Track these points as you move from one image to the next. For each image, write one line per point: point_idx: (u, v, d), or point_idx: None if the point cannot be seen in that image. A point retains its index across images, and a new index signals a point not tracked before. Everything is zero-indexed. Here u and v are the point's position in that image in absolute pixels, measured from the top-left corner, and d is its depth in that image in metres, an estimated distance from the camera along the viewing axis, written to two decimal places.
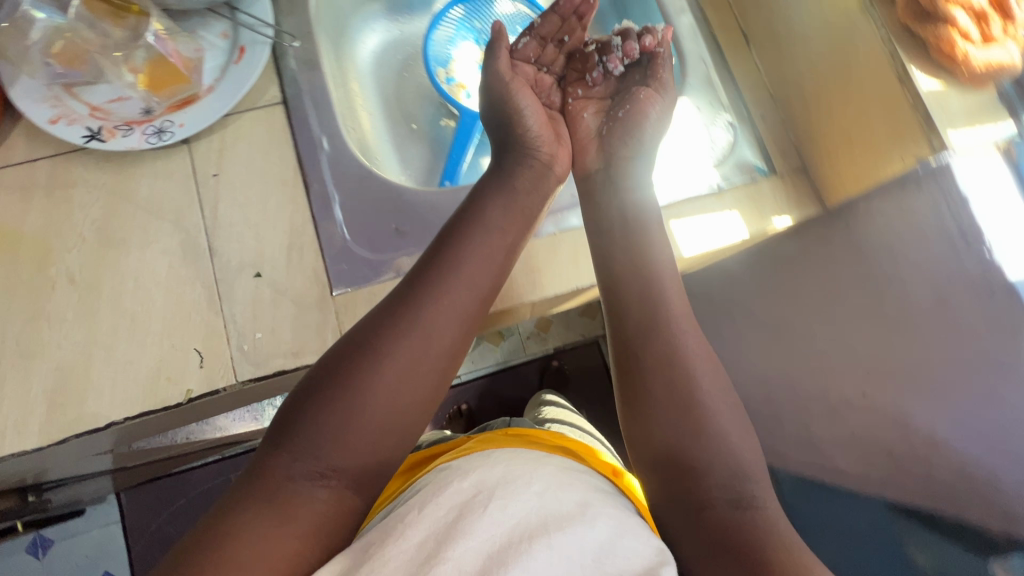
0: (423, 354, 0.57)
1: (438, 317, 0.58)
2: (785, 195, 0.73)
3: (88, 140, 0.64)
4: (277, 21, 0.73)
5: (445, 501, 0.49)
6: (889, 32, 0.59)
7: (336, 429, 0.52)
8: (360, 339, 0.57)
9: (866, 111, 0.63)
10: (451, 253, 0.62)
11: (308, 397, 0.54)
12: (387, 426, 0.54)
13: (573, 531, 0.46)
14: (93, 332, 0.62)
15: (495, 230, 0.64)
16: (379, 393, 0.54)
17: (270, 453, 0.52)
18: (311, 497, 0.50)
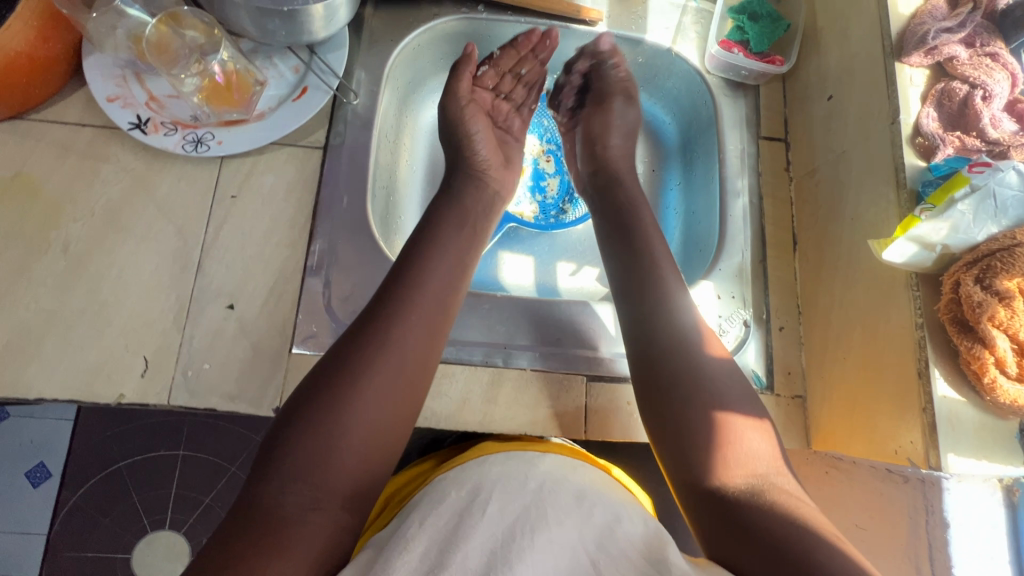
0: (397, 376, 0.53)
1: (409, 338, 0.55)
2: (773, 418, 0.69)
3: (133, 128, 0.67)
4: (348, 73, 0.75)
5: (443, 510, 0.48)
6: (925, 321, 0.54)
7: (321, 458, 0.49)
8: (337, 360, 0.54)
9: (879, 379, 0.59)
10: (427, 275, 0.59)
11: (288, 421, 0.51)
12: (371, 447, 0.51)
13: (574, 522, 0.47)
14: (64, 306, 0.64)
15: (455, 244, 0.63)
16: (355, 416, 0.50)
17: (260, 483, 0.48)
18: (310, 524, 0.47)
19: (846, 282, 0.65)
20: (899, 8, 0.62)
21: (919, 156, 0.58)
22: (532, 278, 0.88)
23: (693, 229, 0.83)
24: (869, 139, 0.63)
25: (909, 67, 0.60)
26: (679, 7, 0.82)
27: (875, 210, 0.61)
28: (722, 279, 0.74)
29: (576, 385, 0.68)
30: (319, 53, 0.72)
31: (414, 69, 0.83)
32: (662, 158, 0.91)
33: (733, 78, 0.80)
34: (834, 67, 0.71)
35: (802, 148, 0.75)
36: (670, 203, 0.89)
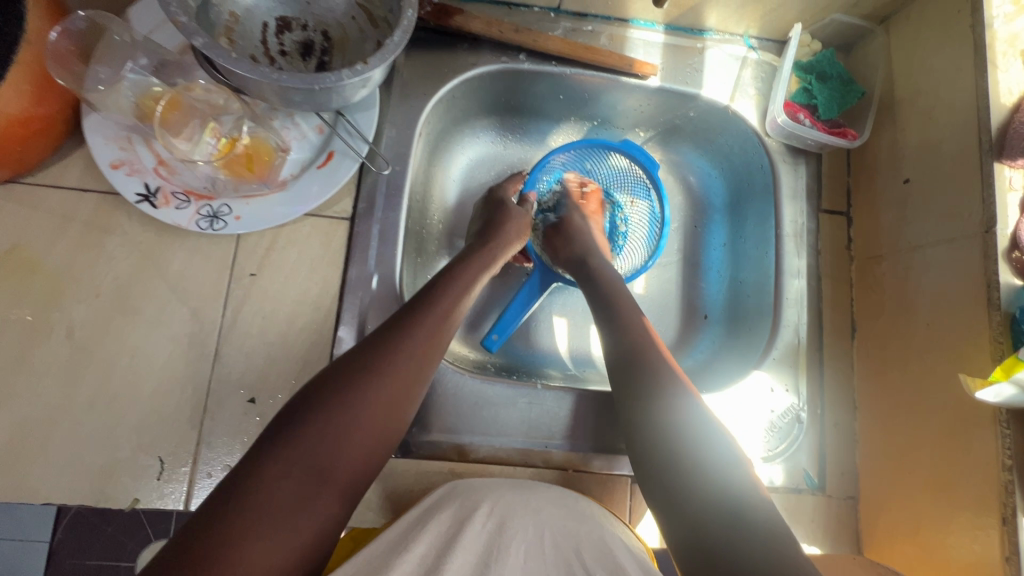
0: (413, 374, 0.51)
1: (425, 340, 0.53)
2: (826, 523, 0.64)
3: (140, 200, 0.60)
4: (378, 134, 0.68)
5: (443, 518, 0.53)
6: (1013, 462, 0.50)
7: (328, 447, 0.45)
8: (355, 354, 0.51)
9: (949, 505, 0.55)
10: (443, 287, 0.58)
11: (297, 409, 0.47)
12: (380, 446, 0.48)
13: (569, 538, 0.53)
14: (69, 399, 0.58)
15: (477, 264, 0.63)
16: (375, 409, 0.48)
17: (254, 462, 0.44)
18: (308, 511, 0.43)
19: (914, 389, 0.60)
20: (1002, 97, 0.56)
21: (1014, 273, 0.53)
22: (568, 343, 0.80)
23: (740, 301, 0.77)
24: (953, 240, 0.58)
25: (1009, 168, 0.55)
26: (739, 60, 0.75)
27: (961, 324, 0.56)
28: (776, 366, 0.68)
29: (620, 485, 0.65)
30: (347, 114, 0.66)
31: (444, 118, 0.75)
32: (706, 215, 0.84)
33: (796, 144, 0.73)
34: (912, 148, 0.65)
35: (867, 228, 0.70)
36: (714, 264, 0.82)
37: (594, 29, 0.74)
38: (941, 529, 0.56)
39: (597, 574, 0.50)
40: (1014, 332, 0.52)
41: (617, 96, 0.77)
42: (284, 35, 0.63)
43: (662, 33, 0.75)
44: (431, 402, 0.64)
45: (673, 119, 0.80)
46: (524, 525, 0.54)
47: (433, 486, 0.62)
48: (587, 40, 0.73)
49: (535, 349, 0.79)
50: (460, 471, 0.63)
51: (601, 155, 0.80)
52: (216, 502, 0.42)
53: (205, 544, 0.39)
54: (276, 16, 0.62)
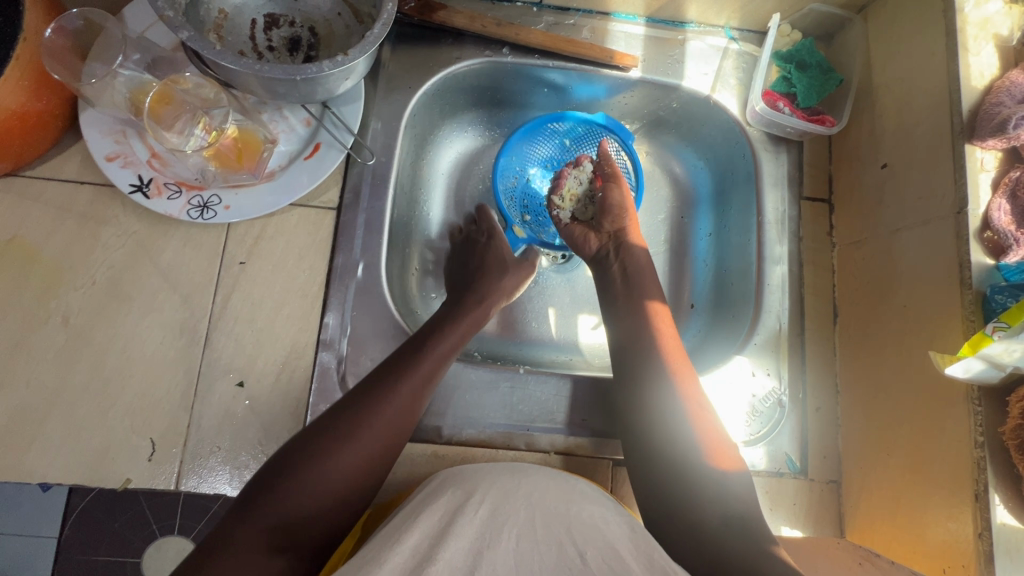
0: (387, 436, 0.53)
1: (401, 404, 0.55)
2: (806, 504, 0.65)
3: (134, 190, 0.63)
4: (364, 128, 0.70)
5: (436, 509, 0.51)
6: (985, 438, 0.50)
7: (298, 507, 0.48)
8: (327, 418, 0.53)
9: (924, 482, 0.56)
10: (424, 346, 0.60)
11: (272, 469, 0.49)
12: (345, 504, 0.50)
13: (557, 521, 0.49)
14: (65, 383, 0.60)
15: (459, 323, 0.65)
16: (341, 471, 0.50)
17: (228, 523, 0.46)
18: (274, 571, 0.45)
19: (894, 370, 0.61)
20: (973, 79, 0.57)
21: (987, 252, 0.54)
22: (556, 334, 0.81)
23: (725, 289, 0.78)
24: (928, 222, 0.59)
25: (980, 149, 0.56)
26: (720, 51, 0.76)
27: (935, 306, 0.56)
28: (758, 352, 0.69)
29: (602, 468, 0.65)
30: (333, 107, 0.68)
31: (431, 110, 0.77)
32: (691, 206, 0.85)
33: (777, 133, 0.74)
34: (890, 133, 0.65)
35: (848, 215, 0.70)
36: (699, 253, 0.83)
37: (576, 22, 0.75)
38: (922, 509, 0.56)
39: (589, 557, 0.46)
40: (986, 310, 0.52)
41: (601, 88, 0.79)
42: (272, 31, 0.66)
43: (644, 25, 0.76)
44: None
45: (658, 110, 0.81)
46: (515, 510, 0.50)
47: (417, 468, 0.63)
48: (569, 33, 0.75)
49: (520, 340, 0.79)
50: (443, 454, 0.63)
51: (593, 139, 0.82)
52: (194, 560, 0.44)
53: None
54: (264, 13, 0.65)
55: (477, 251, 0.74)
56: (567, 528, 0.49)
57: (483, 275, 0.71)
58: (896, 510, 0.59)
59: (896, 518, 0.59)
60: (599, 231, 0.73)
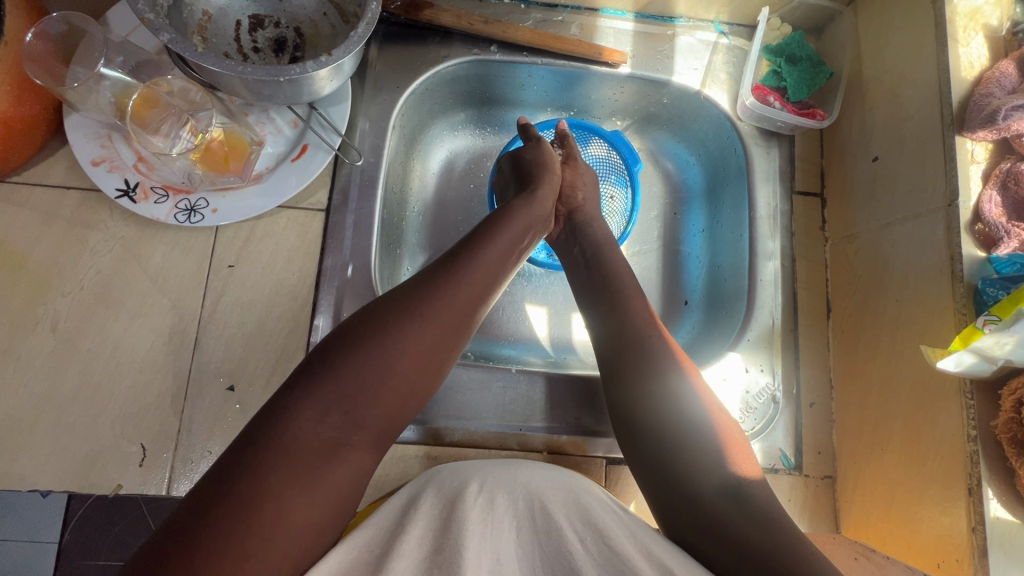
0: (451, 327, 0.50)
1: (465, 296, 0.52)
2: (801, 500, 0.65)
3: (120, 195, 0.62)
4: (351, 129, 0.70)
5: (433, 501, 0.48)
6: (976, 434, 0.50)
7: (363, 391, 0.45)
8: (390, 302, 0.50)
9: (917, 475, 0.56)
10: (486, 242, 0.56)
11: (324, 360, 0.46)
12: (409, 393, 0.48)
13: (557, 505, 0.48)
14: (55, 389, 0.60)
15: (520, 215, 0.61)
16: (405, 354, 0.47)
17: (289, 401, 0.44)
18: (340, 459, 0.44)
19: (888, 364, 0.60)
20: (963, 70, 0.57)
21: (978, 245, 0.53)
22: (549, 333, 0.81)
23: (718, 284, 0.78)
24: (920, 215, 0.58)
25: (970, 141, 0.55)
26: (710, 46, 0.76)
27: (927, 298, 0.56)
28: (751, 349, 0.69)
29: (595, 466, 0.66)
30: (320, 108, 0.67)
31: (421, 109, 0.77)
32: (683, 203, 0.85)
33: (767, 127, 0.74)
34: (881, 125, 0.65)
35: (841, 209, 0.70)
36: (693, 250, 0.83)
37: (565, 19, 0.75)
38: (916, 504, 0.56)
39: (591, 544, 0.46)
40: (977, 303, 0.52)
41: (592, 84, 0.78)
42: (257, 32, 0.65)
43: (633, 21, 0.76)
44: None
45: (649, 106, 0.81)
46: (512, 503, 0.48)
47: (410, 469, 0.63)
48: (557, 30, 0.75)
49: (513, 339, 0.79)
50: (436, 455, 0.64)
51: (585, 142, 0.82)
52: (253, 437, 0.42)
53: (234, 498, 0.39)
54: (249, 14, 0.65)
55: (529, 159, 0.70)
56: (569, 513, 0.48)
57: (533, 176, 0.68)
58: (891, 505, 0.59)
59: (891, 512, 0.59)
60: None
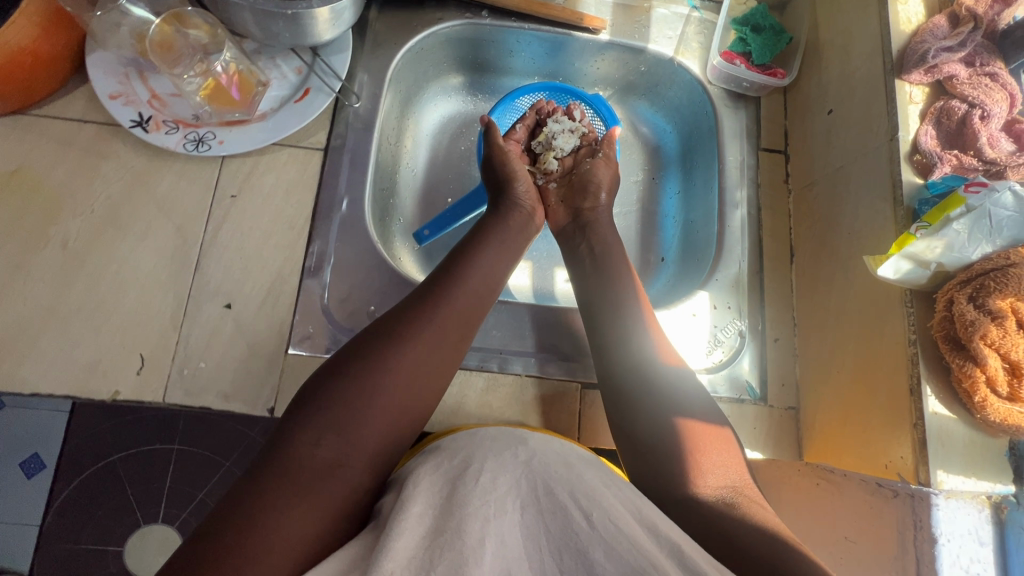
0: (432, 352, 0.57)
1: (443, 327, 0.59)
2: (765, 429, 0.69)
3: (134, 126, 0.67)
4: (350, 77, 0.75)
5: (436, 477, 0.49)
6: (918, 339, 0.54)
7: (355, 412, 0.51)
8: (377, 332, 0.57)
9: (867, 390, 0.60)
10: (461, 278, 0.63)
11: (318, 391, 0.53)
12: (399, 410, 0.53)
13: (560, 482, 0.47)
14: (60, 302, 0.64)
15: (491, 248, 0.68)
16: (391, 377, 0.53)
17: (288, 431, 0.50)
18: (338, 478, 0.48)
19: (843, 294, 0.65)
20: (901, 25, 0.63)
21: (916, 173, 0.58)
22: (533, 281, 0.85)
23: (691, 238, 0.83)
24: (866, 155, 0.64)
25: (908, 84, 0.61)
26: (683, 18, 0.83)
27: (873, 225, 0.61)
28: (719, 289, 0.74)
29: (570, 390, 0.69)
30: (322, 56, 0.73)
31: (417, 70, 0.83)
32: (661, 167, 0.90)
33: (734, 89, 0.80)
34: (834, 81, 0.71)
35: (802, 161, 0.76)
36: (669, 210, 0.88)
37: None
38: (865, 413, 0.60)
39: (596, 519, 0.44)
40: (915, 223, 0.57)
41: (575, 52, 0.85)
42: None
43: None
44: None
45: (628, 75, 0.88)
46: (514, 483, 0.47)
47: None
48: None
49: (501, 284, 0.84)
50: None
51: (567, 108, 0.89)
52: (259, 466, 0.48)
53: (235, 519, 0.44)
54: None
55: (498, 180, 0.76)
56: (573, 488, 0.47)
57: (509, 206, 0.74)
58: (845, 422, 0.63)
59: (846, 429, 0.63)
60: (558, 173, 0.84)
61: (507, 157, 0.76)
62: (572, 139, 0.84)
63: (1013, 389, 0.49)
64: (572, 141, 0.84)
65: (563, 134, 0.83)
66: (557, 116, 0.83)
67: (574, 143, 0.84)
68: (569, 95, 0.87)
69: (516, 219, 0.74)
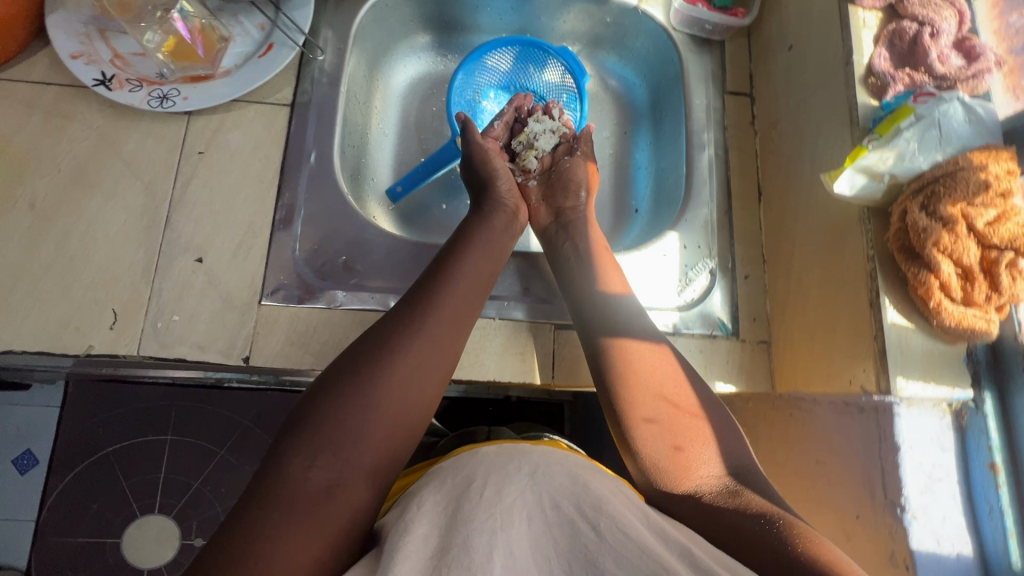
0: (427, 359, 0.53)
1: (439, 332, 0.55)
2: (738, 362, 0.70)
3: (97, 84, 0.67)
4: (314, 31, 0.75)
5: (437, 496, 0.45)
6: (876, 253, 0.55)
7: (348, 428, 0.48)
8: (369, 340, 0.54)
9: (832, 311, 0.61)
10: (456, 276, 0.60)
11: (309, 406, 0.50)
12: (395, 422, 0.50)
13: (567, 495, 0.44)
14: (30, 261, 0.64)
15: (482, 246, 0.65)
16: (385, 387, 0.50)
17: (280, 453, 0.47)
18: (337, 499, 0.45)
19: (807, 226, 0.65)
20: None
21: (872, 95, 0.59)
22: None
23: (662, 186, 0.84)
24: (825, 83, 0.65)
25: (862, 10, 0.62)
26: None
27: (833, 151, 0.62)
28: (689, 229, 0.75)
29: (544, 331, 0.69)
30: (285, 11, 0.73)
31: (383, 28, 0.84)
32: (631, 121, 0.91)
33: (698, 33, 0.81)
34: (793, 16, 0.72)
35: (766, 100, 0.77)
36: (640, 162, 0.89)
37: None
38: (829, 332, 0.61)
39: (604, 530, 0.42)
40: None
41: (540, 5, 0.85)
42: None
43: None
44: (367, 264, 0.69)
45: (594, 29, 0.88)
46: (521, 492, 0.44)
47: None
48: None
49: None
50: None
51: (535, 64, 0.89)
52: (252, 491, 0.45)
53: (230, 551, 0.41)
54: None
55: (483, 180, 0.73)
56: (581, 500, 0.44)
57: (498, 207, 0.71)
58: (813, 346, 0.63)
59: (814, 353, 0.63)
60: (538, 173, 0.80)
61: (486, 155, 0.73)
62: (552, 137, 0.81)
63: (967, 294, 0.51)
64: (552, 140, 0.81)
65: (544, 133, 0.80)
66: (537, 116, 0.81)
67: (554, 141, 0.81)
68: (536, 50, 0.87)
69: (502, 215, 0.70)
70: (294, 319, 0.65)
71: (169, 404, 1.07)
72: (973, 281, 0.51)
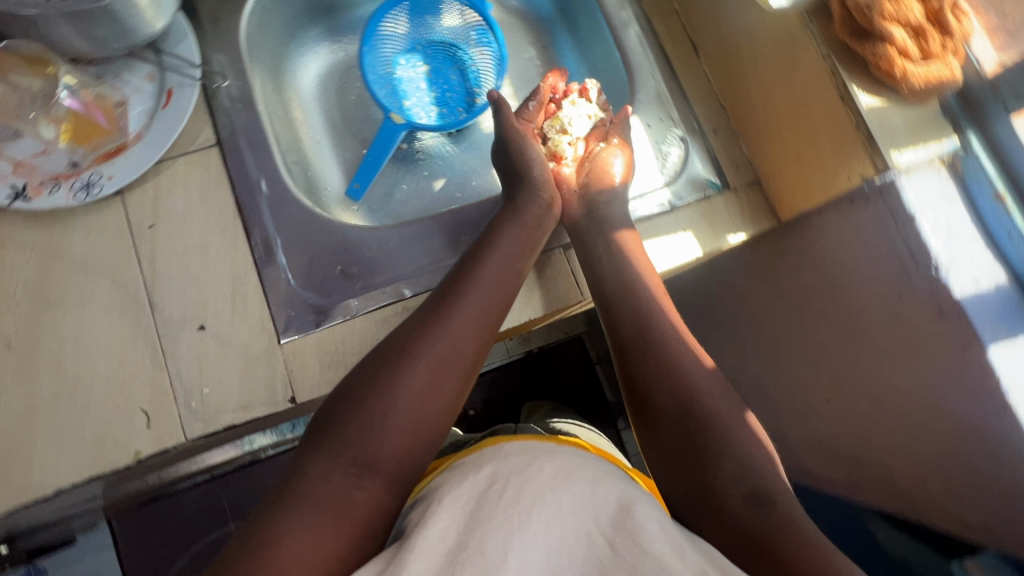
0: (446, 356, 0.54)
1: (454, 329, 0.55)
2: (739, 210, 0.72)
3: (12, 200, 0.62)
4: (206, 61, 0.71)
5: (458, 497, 0.45)
6: (828, 49, 0.58)
7: (373, 428, 0.49)
8: (390, 346, 0.55)
9: (807, 122, 0.63)
10: (469, 276, 0.60)
11: (333, 413, 0.51)
12: (420, 423, 0.51)
13: (587, 508, 0.42)
14: (34, 399, 0.60)
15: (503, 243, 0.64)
16: (407, 392, 0.51)
17: (305, 458, 0.49)
18: (356, 498, 0.46)
19: (753, 56, 0.67)
20: None
21: None
22: (475, 186, 0.85)
23: (602, 81, 0.84)
24: None
25: None
26: None
27: None
28: (645, 108, 0.76)
29: (556, 256, 0.70)
30: (167, 51, 0.69)
31: (271, 34, 0.79)
32: (546, 32, 0.90)
33: None
34: None
35: None
36: (571, 68, 0.88)
37: None
38: (812, 142, 0.63)
39: (621, 542, 0.39)
40: None
41: None
42: None
43: None
44: (364, 265, 0.68)
45: None
46: (542, 493, 0.42)
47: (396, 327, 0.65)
48: None
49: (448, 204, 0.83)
50: (412, 306, 0.66)
51: (433, 14, 0.87)
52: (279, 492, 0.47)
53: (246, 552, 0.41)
54: None
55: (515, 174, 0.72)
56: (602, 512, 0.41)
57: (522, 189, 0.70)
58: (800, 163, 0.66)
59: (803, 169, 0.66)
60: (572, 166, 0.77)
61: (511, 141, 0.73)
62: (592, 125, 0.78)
63: (924, 50, 0.53)
64: (587, 123, 0.78)
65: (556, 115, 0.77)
66: (571, 99, 0.79)
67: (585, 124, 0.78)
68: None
69: (537, 205, 0.69)
70: (320, 343, 0.64)
71: (218, 495, 1.07)
72: (926, 36, 0.54)
